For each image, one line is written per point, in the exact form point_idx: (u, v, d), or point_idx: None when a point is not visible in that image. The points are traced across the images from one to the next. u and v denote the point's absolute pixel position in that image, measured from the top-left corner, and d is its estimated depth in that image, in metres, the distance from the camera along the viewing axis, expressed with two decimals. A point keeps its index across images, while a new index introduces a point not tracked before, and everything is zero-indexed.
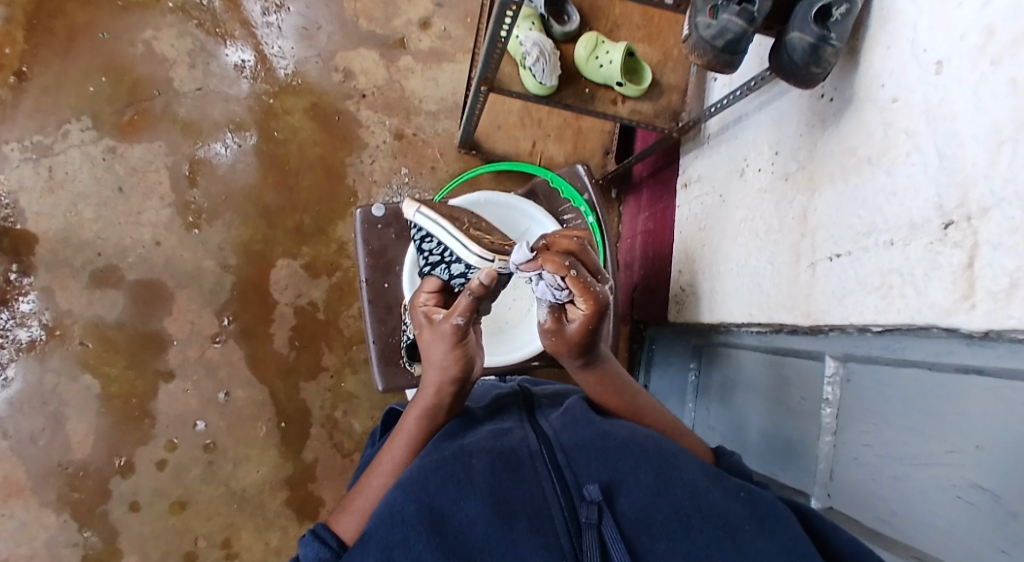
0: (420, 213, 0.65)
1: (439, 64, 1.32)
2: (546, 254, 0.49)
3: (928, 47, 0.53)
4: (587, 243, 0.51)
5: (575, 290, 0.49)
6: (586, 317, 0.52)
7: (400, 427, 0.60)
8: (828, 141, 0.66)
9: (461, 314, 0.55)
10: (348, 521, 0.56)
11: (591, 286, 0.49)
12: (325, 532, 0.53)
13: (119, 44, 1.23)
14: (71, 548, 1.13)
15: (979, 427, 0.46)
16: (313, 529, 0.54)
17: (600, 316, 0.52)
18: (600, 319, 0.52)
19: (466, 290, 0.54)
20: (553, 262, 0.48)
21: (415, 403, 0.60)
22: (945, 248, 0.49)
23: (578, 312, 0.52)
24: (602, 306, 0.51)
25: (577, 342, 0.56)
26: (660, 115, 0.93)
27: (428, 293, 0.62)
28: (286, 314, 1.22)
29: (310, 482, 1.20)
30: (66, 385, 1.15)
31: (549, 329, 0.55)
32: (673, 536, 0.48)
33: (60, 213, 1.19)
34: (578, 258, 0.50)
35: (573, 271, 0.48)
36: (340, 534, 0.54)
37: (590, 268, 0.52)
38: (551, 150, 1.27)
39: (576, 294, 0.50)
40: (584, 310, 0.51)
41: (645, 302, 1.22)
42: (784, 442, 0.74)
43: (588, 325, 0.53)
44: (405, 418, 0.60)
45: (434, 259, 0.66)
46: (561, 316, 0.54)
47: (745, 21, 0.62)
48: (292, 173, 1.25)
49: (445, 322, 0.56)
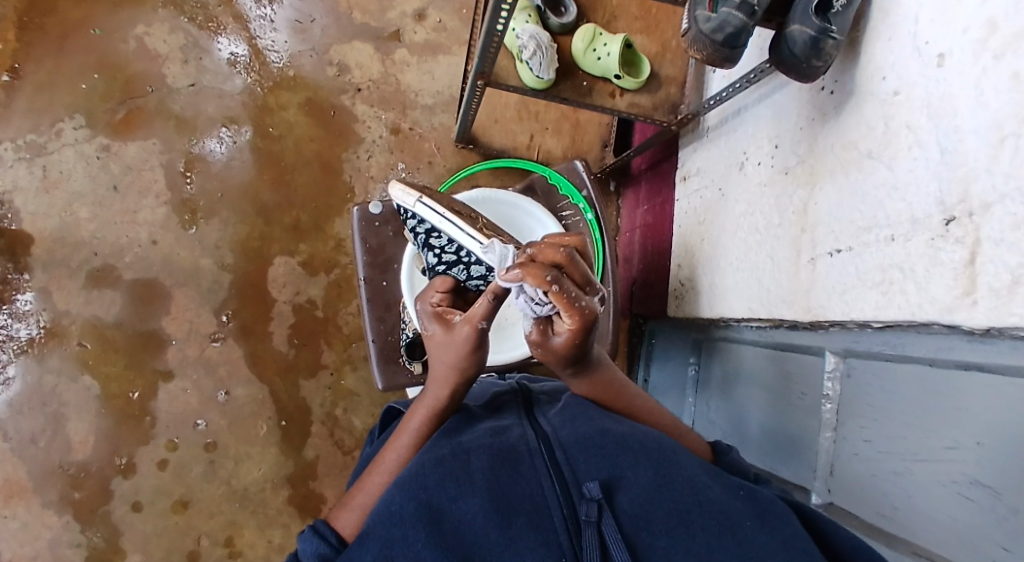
0: (422, 202, 0.62)
1: (434, 57, 1.30)
2: (529, 266, 0.47)
3: (930, 39, 0.51)
4: (575, 254, 0.49)
5: (558, 304, 0.48)
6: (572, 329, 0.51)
7: (404, 426, 0.59)
8: (828, 134, 0.65)
9: (483, 319, 0.55)
10: (349, 517, 0.55)
11: (573, 301, 0.48)
12: (326, 529, 0.53)
13: (111, 40, 1.21)
14: (74, 547, 1.13)
15: (979, 424, 0.46)
16: (313, 525, 0.54)
17: (587, 329, 0.52)
18: (586, 331, 0.51)
19: (488, 291, 0.53)
20: (535, 276, 0.47)
21: (420, 405, 0.59)
22: (947, 244, 0.48)
23: (563, 323, 0.51)
24: (588, 318, 0.50)
25: (564, 354, 0.55)
26: (658, 108, 0.92)
27: (440, 292, 0.62)
28: (285, 312, 1.22)
29: (311, 479, 1.20)
30: (66, 386, 1.15)
31: (537, 337, 0.54)
32: (675, 534, 0.47)
33: (55, 213, 1.18)
34: (563, 270, 0.48)
35: (554, 287, 0.47)
36: (340, 530, 0.54)
37: (577, 279, 0.50)
38: (549, 143, 1.26)
39: (560, 308, 0.49)
40: (570, 323, 0.51)
41: (644, 296, 1.21)
42: (785, 436, 0.74)
43: (575, 339, 0.53)
44: (408, 421, 0.60)
45: (448, 259, 0.65)
46: (547, 328, 0.54)
47: (746, 14, 0.61)
48: (288, 169, 1.24)
49: (463, 326, 0.56)
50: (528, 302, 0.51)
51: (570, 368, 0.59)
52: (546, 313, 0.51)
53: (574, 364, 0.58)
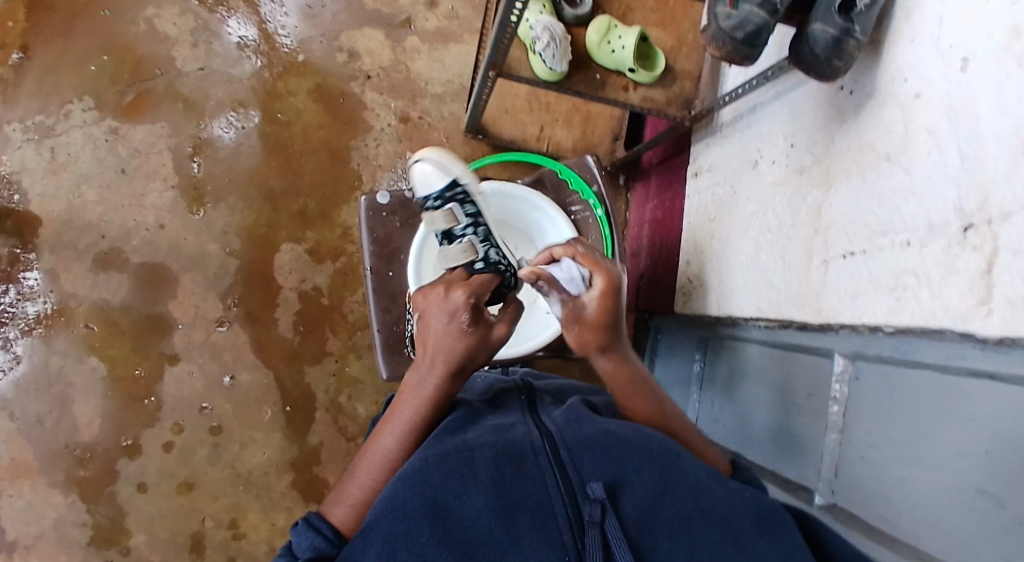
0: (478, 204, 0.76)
1: (445, 44, 1.29)
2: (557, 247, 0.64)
3: (953, 42, 0.50)
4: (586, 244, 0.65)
5: (586, 263, 0.61)
6: (602, 293, 0.61)
7: (397, 409, 0.60)
8: (845, 135, 0.64)
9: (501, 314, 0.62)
10: (342, 511, 0.56)
11: (602, 261, 0.61)
12: (320, 522, 0.54)
13: (120, 22, 1.20)
14: (79, 527, 1.15)
15: (989, 431, 0.46)
16: (307, 518, 0.54)
17: (615, 292, 0.61)
18: (614, 297, 0.61)
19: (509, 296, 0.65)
20: (562, 244, 0.63)
21: (408, 389, 0.60)
22: (964, 252, 0.48)
23: (591, 293, 0.61)
24: (614, 278, 0.61)
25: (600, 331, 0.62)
26: (672, 103, 0.90)
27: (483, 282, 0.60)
28: (291, 299, 1.22)
29: (314, 465, 1.21)
30: (73, 367, 1.16)
31: (569, 317, 0.63)
32: (677, 538, 0.47)
33: (63, 195, 1.18)
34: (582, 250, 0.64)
35: (584, 250, 0.62)
36: (333, 523, 0.55)
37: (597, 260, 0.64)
38: (559, 135, 1.24)
39: (589, 267, 0.61)
40: (600, 285, 0.61)
41: (650, 291, 1.21)
42: (790, 436, 0.74)
43: (606, 307, 0.61)
44: (401, 406, 0.60)
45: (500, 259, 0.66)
46: (580, 308, 0.62)
47: (768, 13, 0.60)
48: (296, 156, 1.23)
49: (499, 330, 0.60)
50: (563, 279, 0.61)
51: (595, 345, 0.63)
52: (577, 291, 0.61)
53: (601, 337, 0.62)
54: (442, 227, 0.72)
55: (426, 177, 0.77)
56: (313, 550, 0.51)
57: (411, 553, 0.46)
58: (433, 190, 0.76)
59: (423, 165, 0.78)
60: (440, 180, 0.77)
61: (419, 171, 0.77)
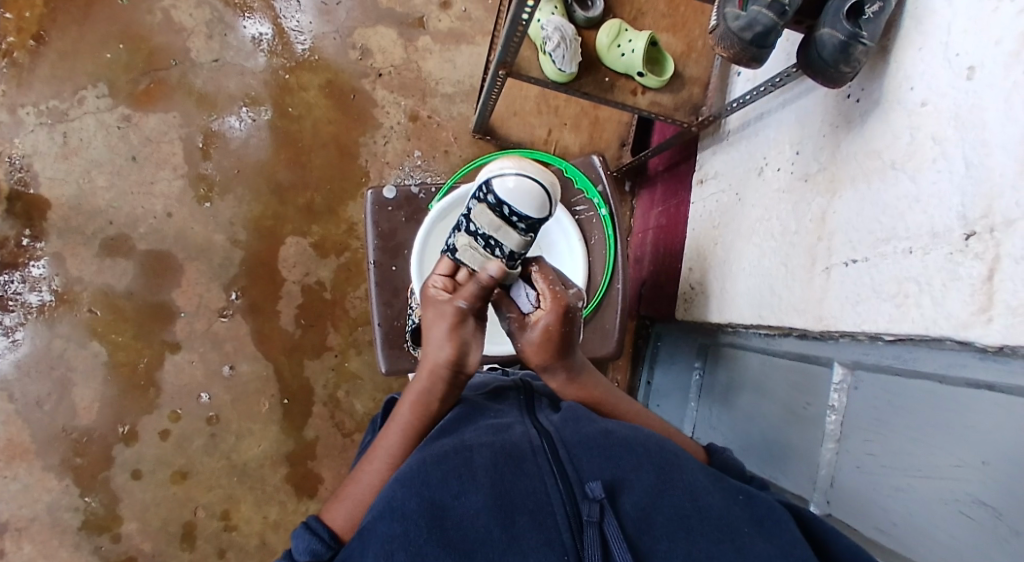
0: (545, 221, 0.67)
1: (457, 46, 1.30)
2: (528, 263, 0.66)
3: (961, 50, 0.50)
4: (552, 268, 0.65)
5: (542, 283, 0.63)
6: (552, 309, 0.62)
7: (411, 389, 0.60)
8: (851, 143, 0.64)
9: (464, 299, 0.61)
10: (340, 510, 0.55)
11: (553, 279, 0.64)
12: (318, 525, 0.53)
13: (138, 11, 1.21)
14: (72, 511, 1.15)
15: (988, 442, 0.45)
16: (308, 523, 0.53)
17: (562, 318, 0.62)
18: (562, 320, 0.61)
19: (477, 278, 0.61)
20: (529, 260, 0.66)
21: (410, 394, 0.59)
22: (966, 259, 0.48)
23: (540, 310, 0.62)
24: (562, 305, 0.62)
25: (541, 349, 0.61)
26: (680, 108, 0.92)
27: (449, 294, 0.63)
28: (294, 292, 1.22)
29: (310, 459, 1.21)
30: (74, 350, 1.16)
31: (513, 334, 0.63)
32: (674, 537, 0.47)
33: (73, 180, 1.19)
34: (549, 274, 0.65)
35: (538, 266, 0.64)
36: (334, 526, 0.53)
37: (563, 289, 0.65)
38: (567, 138, 1.26)
39: (544, 289, 0.63)
40: (548, 308, 0.62)
41: (652, 297, 1.21)
42: (786, 445, 0.73)
43: (547, 330, 0.61)
44: (414, 382, 0.60)
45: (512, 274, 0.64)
46: (523, 326, 0.63)
47: (776, 14, 0.61)
48: (305, 151, 1.24)
49: (448, 300, 0.61)
50: (517, 298, 0.64)
51: (537, 365, 0.63)
52: (529, 312, 0.63)
53: (543, 358, 0.62)
54: (501, 239, 0.64)
55: (507, 183, 0.65)
56: (311, 555, 0.50)
57: (408, 553, 0.45)
58: (517, 208, 0.64)
59: (512, 172, 0.65)
60: (529, 198, 0.65)
61: (513, 179, 0.65)
